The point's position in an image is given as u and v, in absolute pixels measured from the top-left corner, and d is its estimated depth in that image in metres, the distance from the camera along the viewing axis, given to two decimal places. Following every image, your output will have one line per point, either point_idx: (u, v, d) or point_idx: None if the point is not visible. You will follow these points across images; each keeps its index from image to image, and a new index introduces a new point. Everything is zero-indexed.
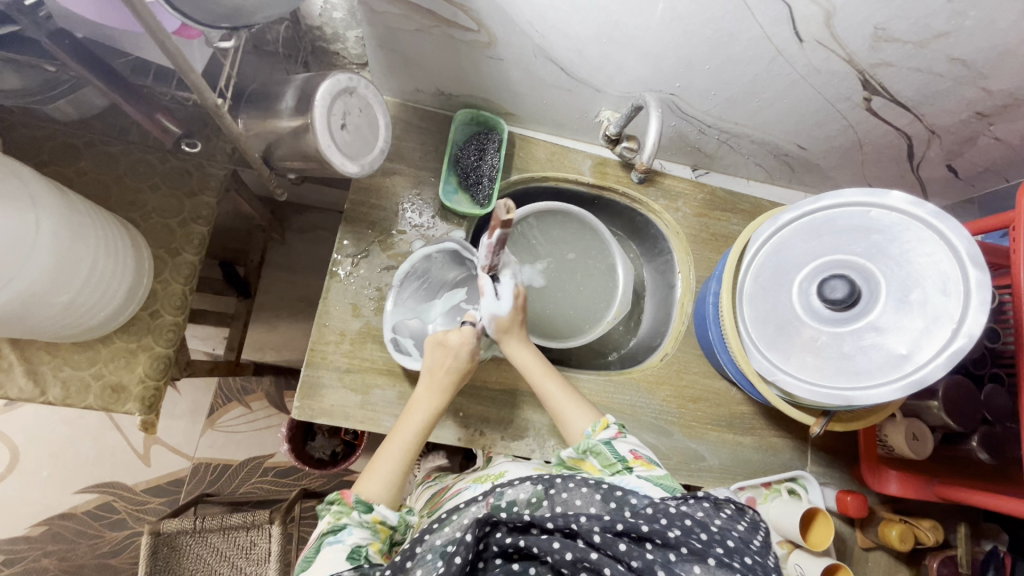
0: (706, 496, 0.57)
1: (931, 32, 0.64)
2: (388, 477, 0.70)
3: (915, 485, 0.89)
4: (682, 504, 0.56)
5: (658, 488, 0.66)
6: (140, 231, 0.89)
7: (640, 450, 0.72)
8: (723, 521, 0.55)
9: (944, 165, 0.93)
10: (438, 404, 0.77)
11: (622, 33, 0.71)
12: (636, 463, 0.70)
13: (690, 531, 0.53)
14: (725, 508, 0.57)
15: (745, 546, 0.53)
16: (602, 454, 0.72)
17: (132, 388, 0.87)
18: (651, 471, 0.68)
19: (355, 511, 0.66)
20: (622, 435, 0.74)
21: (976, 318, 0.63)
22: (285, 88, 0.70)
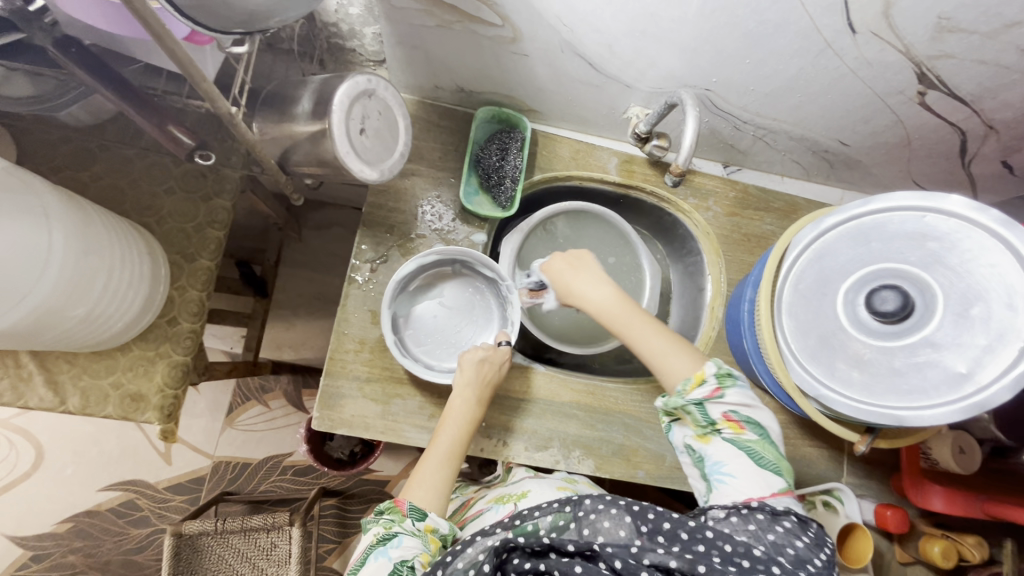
0: (761, 508, 0.57)
1: (1001, 22, 0.59)
2: (437, 484, 0.69)
3: (962, 501, 0.83)
4: (731, 515, 0.57)
5: (741, 458, 0.61)
6: (156, 236, 0.87)
7: (737, 409, 0.63)
8: (775, 538, 0.55)
9: (1000, 161, 0.87)
10: (472, 414, 0.75)
11: (657, 27, 0.67)
12: (724, 425, 0.63)
13: (730, 556, 0.53)
14: (782, 520, 0.56)
15: (798, 565, 0.53)
16: (692, 412, 0.65)
17: (151, 397, 0.85)
18: (739, 437, 0.62)
19: (408, 519, 0.64)
20: (720, 394, 0.64)
21: None
22: (301, 91, 0.66)
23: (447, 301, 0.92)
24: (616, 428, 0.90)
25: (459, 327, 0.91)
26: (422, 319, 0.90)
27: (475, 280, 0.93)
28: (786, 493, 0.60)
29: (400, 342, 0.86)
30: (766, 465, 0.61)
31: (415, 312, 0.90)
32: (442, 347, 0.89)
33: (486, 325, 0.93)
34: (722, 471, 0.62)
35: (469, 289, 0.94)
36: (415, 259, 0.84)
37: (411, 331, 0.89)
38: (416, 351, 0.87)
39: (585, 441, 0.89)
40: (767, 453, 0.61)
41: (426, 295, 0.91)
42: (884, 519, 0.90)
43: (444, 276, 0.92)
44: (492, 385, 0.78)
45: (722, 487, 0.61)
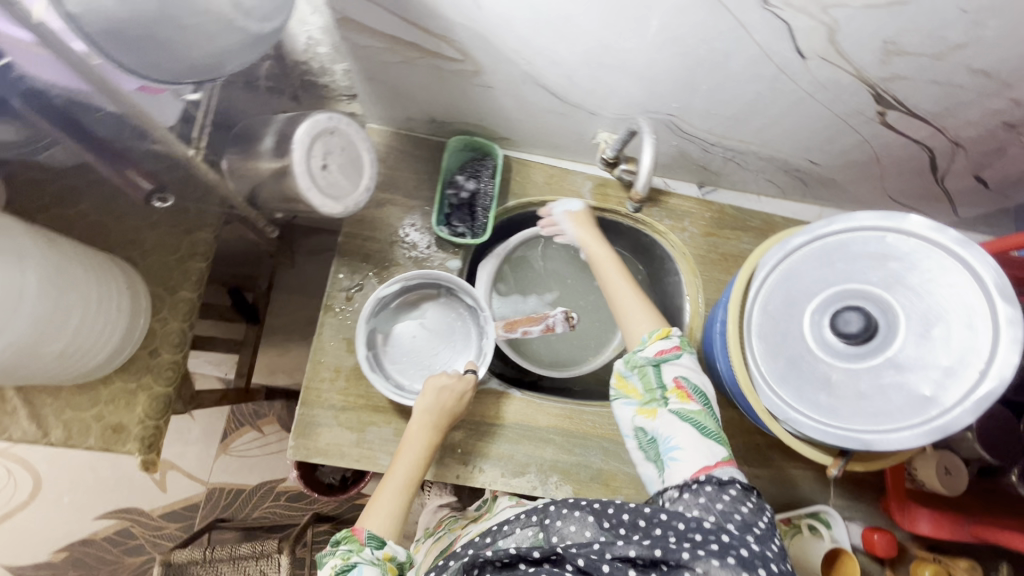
0: (709, 480, 0.60)
1: (947, 44, 0.59)
2: (393, 511, 0.70)
3: (949, 525, 0.82)
4: (684, 492, 0.60)
5: (687, 428, 0.65)
6: (140, 270, 0.90)
7: (686, 377, 0.68)
8: (723, 507, 0.58)
9: (973, 176, 0.86)
10: (430, 440, 0.75)
11: (612, 57, 0.68)
12: (672, 394, 0.67)
13: (685, 533, 0.53)
14: (729, 489, 0.59)
15: (744, 529, 0.55)
16: (646, 375, 0.70)
17: (132, 428, 0.87)
18: (685, 406, 0.66)
19: (367, 547, 0.65)
20: (676, 355, 0.71)
21: (1006, 357, 0.58)
22: (265, 129, 0.68)
23: (428, 323, 0.91)
24: (594, 452, 0.90)
25: (435, 350, 0.91)
26: (400, 338, 0.90)
27: (459, 306, 0.93)
28: (729, 464, 0.63)
29: (375, 358, 0.87)
30: (709, 434, 0.64)
31: (395, 330, 0.90)
32: (415, 368, 0.89)
33: (462, 351, 0.91)
34: (673, 446, 0.64)
35: (451, 314, 0.93)
36: (396, 281, 0.86)
37: (388, 352, 0.89)
38: (388, 368, 0.88)
39: (562, 466, 0.89)
40: (709, 424, 0.65)
41: (407, 315, 0.91)
42: (872, 544, 0.87)
43: (426, 298, 0.92)
44: (454, 412, 0.77)
45: (675, 464, 0.63)
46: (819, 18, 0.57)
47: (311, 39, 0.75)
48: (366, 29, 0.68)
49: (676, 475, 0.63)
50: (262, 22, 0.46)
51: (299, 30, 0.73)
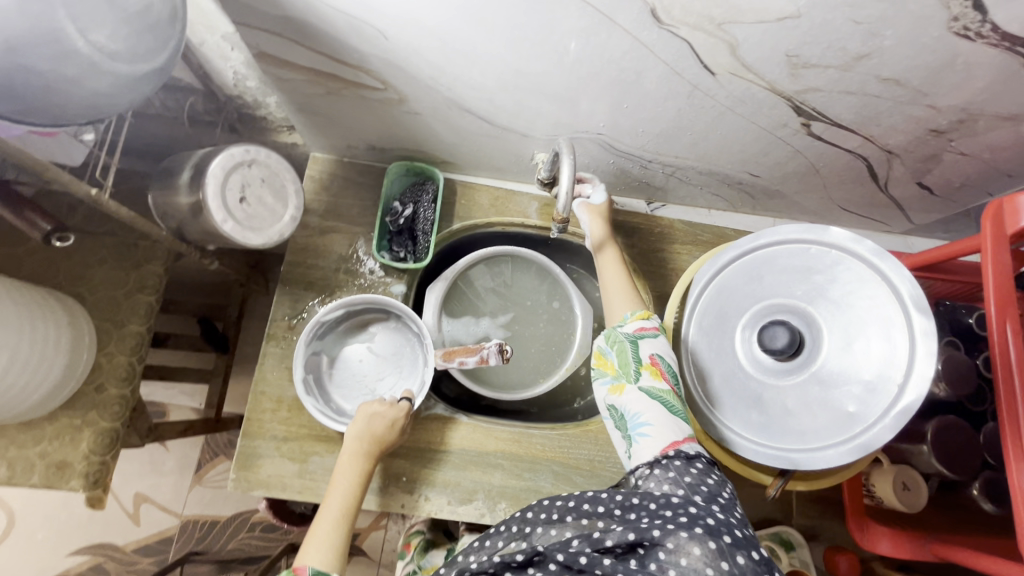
0: (677, 455, 0.57)
1: (849, 55, 0.58)
2: (332, 543, 0.67)
3: (909, 544, 0.77)
4: (654, 469, 0.57)
5: (655, 406, 0.62)
6: (86, 305, 0.90)
7: (662, 355, 0.65)
8: (691, 480, 0.55)
9: (915, 183, 0.85)
10: (362, 468, 0.74)
11: (526, 80, 0.68)
12: (646, 370, 0.64)
13: (656, 512, 0.51)
14: (695, 463, 0.57)
15: (712, 499, 0.53)
16: (623, 350, 0.66)
17: (76, 464, 0.86)
18: (656, 384, 0.63)
19: None
20: (655, 335, 0.67)
21: (923, 370, 0.57)
22: (184, 163, 0.71)
23: (376, 347, 0.89)
24: (544, 476, 0.88)
25: (381, 375, 0.88)
26: (346, 362, 0.88)
27: (408, 330, 0.90)
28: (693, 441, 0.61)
29: (316, 381, 0.84)
30: (675, 413, 0.62)
31: (342, 354, 0.88)
32: (358, 392, 0.86)
33: (401, 378, 0.88)
34: (641, 423, 0.61)
35: (401, 339, 0.90)
36: (338, 303, 0.83)
37: (333, 376, 0.86)
38: (330, 393, 0.85)
39: (511, 492, 0.87)
40: (676, 404, 0.63)
41: (356, 337, 0.89)
42: (835, 566, 0.86)
43: (375, 322, 0.90)
44: (384, 439, 0.76)
45: (642, 440, 0.60)
46: (716, 34, 0.57)
47: (238, 74, 0.76)
48: (283, 63, 0.69)
49: (642, 451, 0.60)
50: (136, 63, 0.47)
51: (223, 66, 0.74)
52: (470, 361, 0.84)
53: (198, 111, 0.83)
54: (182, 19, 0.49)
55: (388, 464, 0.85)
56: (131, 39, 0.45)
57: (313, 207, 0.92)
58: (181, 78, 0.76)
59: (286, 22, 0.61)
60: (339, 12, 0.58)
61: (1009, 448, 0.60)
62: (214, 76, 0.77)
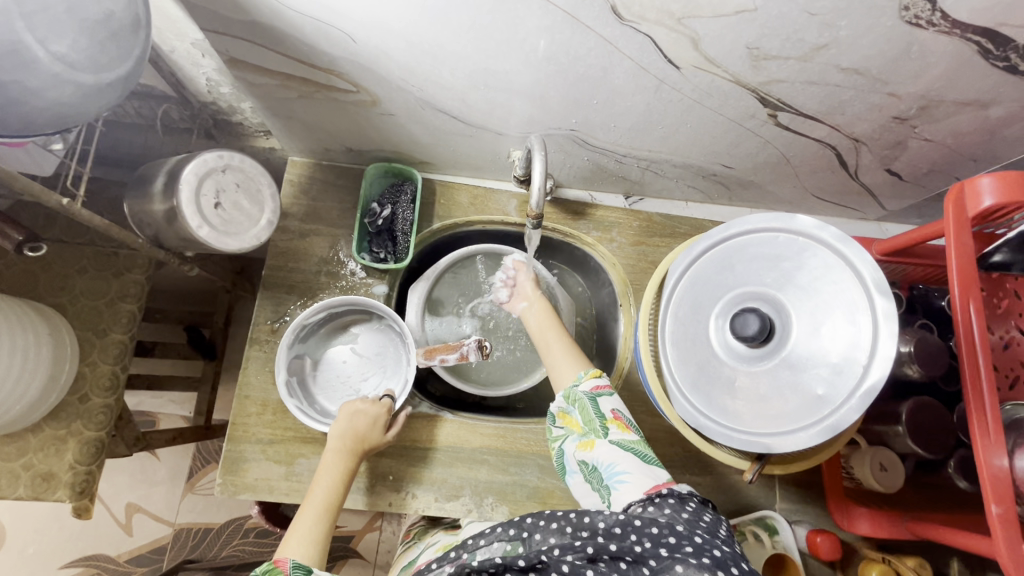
0: (671, 493, 0.56)
1: (808, 46, 0.60)
2: (313, 536, 0.66)
3: (886, 522, 0.81)
4: (647, 505, 0.56)
5: (629, 457, 0.63)
6: (67, 315, 0.90)
7: (624, 409, 0.67)
8: (689, 515, 0.54)
9: (884, 170, 0.87)
10: (346, 465, 0.74)
11: (496, 79, 0.69)
12: (613, 424, 0.65)
13: (660, 537, 0.51)
14: (689, 502, 0.56)
15: (714, 534, 0.52)
16: (584, 407, 0.67)
17: (62, 475, 0.86)
18: (626, 436, 0.64)
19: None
20: (611, 392, 0.69)
21: (886, 351, 0.59)
22: (157, 171, 0.72)
23: (359, 348, 0.90)
24: (529, 470, 0.89)
25: (365, 375, 0.88)
26: (330, 363, 0.88)
27: (389, 330, 0.91)
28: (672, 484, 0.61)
29: (300, 383, 0.85)
30: (650, 461, 0.63)
31: (325, 355, 0.89)
32: (342, 393, 0.87)
33: (384, 378, 0.89)
34: (618, 472, 0.62)
35: (383, 339, 0.91)
36: (318, 305, 0.83)
37: (316, 379, 0.87)
38: (315, 395, 0.86)
39: (497, 488, 0.88)
40: (649, 453, 0.64)
41: (338, 339, 0.90)
42: (817, 547, 0.86)
43: (357, 323, 0.91)
44: (369, 439, 0.77)
45: (621, 488, 0.60)
46: (677, 29, 0.58)
47: (211, 81, 0.76)
48: (255, 69, 0.69)
49: (622, 499, 0.60)
50: (100, 73, 0.47)
51: (195, 72, 0.74)
52: (448, 358, 0.85)
53: (173, 117, 0.84)
54: (146, 28, 0.49)
55: (375, 463, 0.86)
56: (94, 50, 0.46)
57: (292, 211, 0.93)
58: (153, 85, 0.76)
59: (254, 27, 0.61)
60: (305, 16, 0.58)
61: (974, 427, 0.61)
62: (186, 83, 0.77)
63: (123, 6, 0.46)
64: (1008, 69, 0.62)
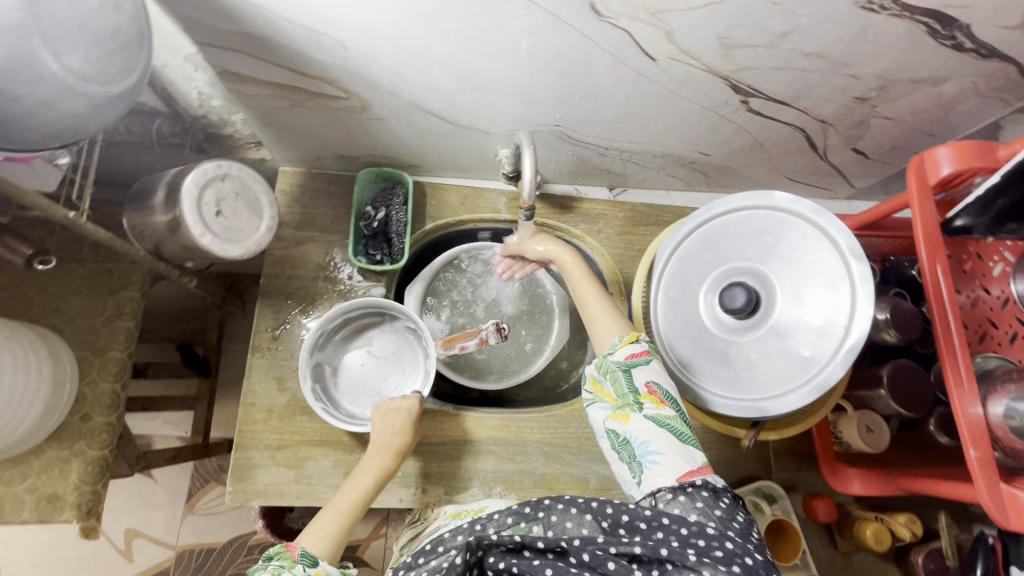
0: (705, 485, 0.56)
1: (773, 34, 0.64)
2: (330, 530, 0.68)
3: (876, 480, 0.83)
4: (679, 495, 0.55)
5: (664, 434, 0.60)
6: (65, 336, 0.90)
7: (659, 382, 0.63)
8: (722, 514, 0.54)
9: (851, 149, 0.92)
10: (386, 465, 0.76)
11: (482, 79, 0.72)
12: (647, 399, 0.62)
13: (688, 538, 0.50)
14: (723, 497, 0.56)
15: (746, 538, 0.52)
16: (617, 379, 0.64)
17: (67, 495, 0.85)
18: (662, 412, 0.61)
19: (300, 564, 0.62)
20: (647, 360, 0.65)
21: (864, 310, 0.63)
22: (156, 185, 0.74)
23: (375, 350, 0.91)
24: (535, 457, 0.91)
25: (385, 375, 0.90)
26: (348, 368, 0.90)
27: (403, 330, 0.93)
28: (707, 469, 0.59)
29: (322, 390, 0.86)
30: (685, 440, 0.61)
31: (342, 360, 0.90)
32: (365, 395, 0.88)
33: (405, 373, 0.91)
34: (651, 450, 0.60)
35: (398, 339, 0.93)
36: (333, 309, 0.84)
37: (336, 384, 0.88)
38: (338, 400, 0.87)
39: (505, 477, 0.90)
40: (684, 429, 0.62)
41: (354, 344, 0.91)
42: (813, 511, 0.91)
43: (371, 326, 0.92)
44: (405, 446, 0.78)
45: (653, 468, 0.59)
46: (652, 23, 0.62)
47: (202, 94, 0.78)
48: (247, 80, 0.72)
49: (655, 480, 0.58)
50: (109, 85, 0.49)
51: (187, 86, 0.76)
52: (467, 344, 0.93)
53: (165, 133, 0.85)
54: (150, 42, 0.52)
55: None
56: (103, 63, 0.48)
57: (287, 220, 0.94)
58: (145, 102, 0.78)
59: (247, 38, 0.63)
60: (297, 25, 0.61)
61: (948, 377, 0.65)
62: (178, 98, 0.79)
63: (128, 20, 0.48)
64: (956, 47, 0.68)
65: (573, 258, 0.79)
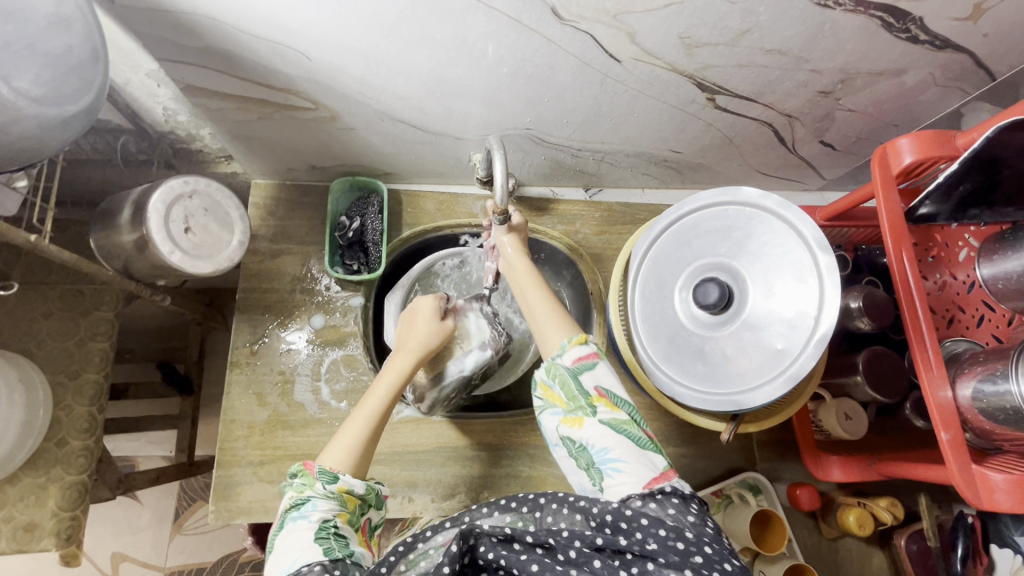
0: (674, 492, 0.56)
1: (733, 32, 0.65)
2: (350, 444, 0.65)
3: (857, 466, 0.84)
4: (649, 501, 0.56)
5: (622, 440, 0.61)
6: (36, 360, 0.88)
7: (608, 385, 0.64)
8: (694, 521, 0.53)
9: (818, 142, 0.94)
10: (407, 367, 0.72)
11: (450, 85, 0.72)
12: (600, 403, 0.63)
13: (667, 541, 0.50)
14: (692, 503, 0.56)
15: (723, 545, 0.52)
16: (566, 384, 0.65)
17: (45, 523, 0.83)
18: (616, 416, 0.63)
19: (319, 482, 0.61)
20: (593, 362, 0.66)
21: (833, 300, 0.65)
22: (123, 203, 0.73)
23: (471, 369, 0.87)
24: (521, 461, 0.91)
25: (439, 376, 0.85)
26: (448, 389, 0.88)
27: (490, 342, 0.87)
28: (667, 472, 0.60)
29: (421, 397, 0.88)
30: (644, 445, 0.61)
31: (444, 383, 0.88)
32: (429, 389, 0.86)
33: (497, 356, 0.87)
34: (611, 457, 0.60)
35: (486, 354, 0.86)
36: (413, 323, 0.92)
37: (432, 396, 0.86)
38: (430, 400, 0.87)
39: (491, 481, 0.90)
40: (641, 433, 0.62)
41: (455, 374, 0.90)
42: (797, 499, 0.92)
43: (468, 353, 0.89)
44: (427, 348, 0.75)
45: (615, 476, 0.59)
46: (614, 25, 0.62)
47: (167, 109, 0.77)
48: (211, 93, 0.71)
49: (618, 488, 0.58)
50: (62, 105, 0.48)
51: (151, 102, 0.75)
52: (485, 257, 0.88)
53: (131, 150, 0.84)
54: (104, 60, 0.51)
55: (369, 472, 0.87)
56: (55, 83, 0.47)
57: (261, 233, 0.94)
58: (109, 119, 0.77)
59: (208, 53, 0.63)
60: (259, 38, 0.61)
61: (918, 362, 0.66)
62: (142, 114, 0.78)
63: (82, 39, 0.48)
64: (911, 40, 0.69)
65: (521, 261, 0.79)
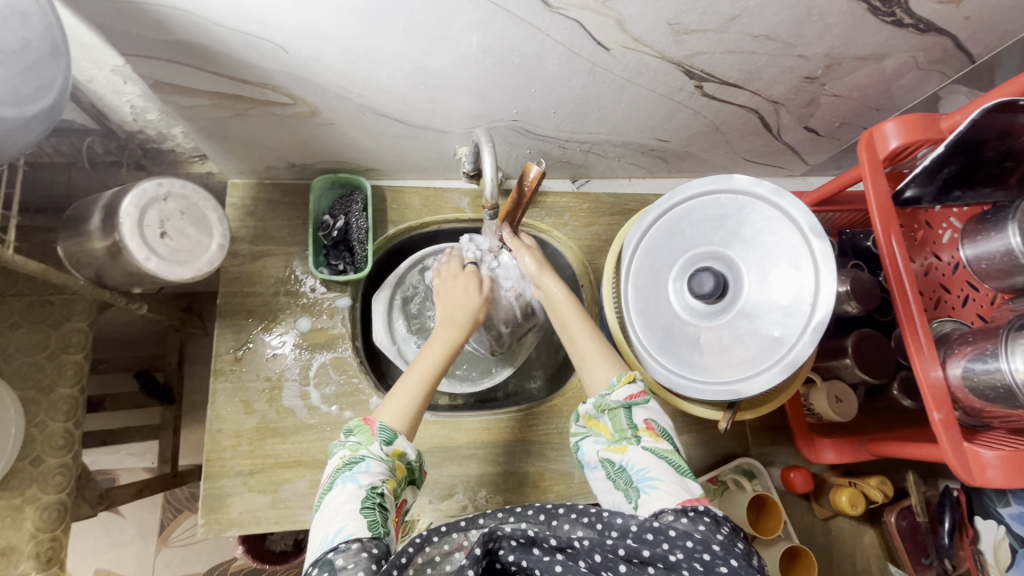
0: (707, 512, 0.54)
1: (723, 17, 0.64)
2: (408, 404, 0.67)
3: (848, 447, 0.85)
4: (681, 516, 0.54)
5: (662, 464, 0.60)
6: (4, 376, 0.83)
7: (656, 419, 0.65)
8: (724, 538, 0.52)
9: (803, 128, 0.94)
10: (454, 337, 0.74)
11: (434, 77, 0.70)
12: (645, 433, 0.64)
13: (693, 552, 0.50)
14: (725, 526, 0.54)
15: (750, 560, 0.50)
16: (615, 417, 0.65)
17: (23, 546, 0.79)
18: (658, 445, 0.62)
19: (376, 442, 0.61)
20: (644, 400, 0.66)
21: (829, 285, 0.65)
22: (93, 208, 0.70)
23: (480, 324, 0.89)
24: (518, 457, 0.90)
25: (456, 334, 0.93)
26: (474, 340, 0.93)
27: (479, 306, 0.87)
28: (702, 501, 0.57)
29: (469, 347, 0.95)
30: (683, 473, 0.60)
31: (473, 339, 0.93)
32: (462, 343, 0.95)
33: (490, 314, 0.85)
34: (648, 476, 0.59)
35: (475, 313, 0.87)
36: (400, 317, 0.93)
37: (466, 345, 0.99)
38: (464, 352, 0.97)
39: (490, 479, 0.89)
40: (681, 463, 0.62)
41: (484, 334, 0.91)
42: (791, 483, 0.93)
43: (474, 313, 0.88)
44: (475, 319, 0.77)
45: (651, 492, 0.58)
46: (603, 12, 0.61)
47: (136, 108, 0.73)
48: (183, 89, 0.67)
49: (652, 505, 0.57)
50: (21, 106, 0.46)
51: (118, 101, 0.71)
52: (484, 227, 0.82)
53: (98, 152, 0.80)
54: (65, 55, 0.48)
55: None
56: (12, 81, 0.44)
57: (240, 234, 0.90)
58: (72, 119, 0.73)
59: (178, 46, 0.59)
60: (232, 29, 0.57)
61: (909, 344, 0.67)
62: (109, 113, 0.74)
63: (39, 34, 0.45)
64: (896, 23, 0.69)
65: (562, 290, 0.78)
